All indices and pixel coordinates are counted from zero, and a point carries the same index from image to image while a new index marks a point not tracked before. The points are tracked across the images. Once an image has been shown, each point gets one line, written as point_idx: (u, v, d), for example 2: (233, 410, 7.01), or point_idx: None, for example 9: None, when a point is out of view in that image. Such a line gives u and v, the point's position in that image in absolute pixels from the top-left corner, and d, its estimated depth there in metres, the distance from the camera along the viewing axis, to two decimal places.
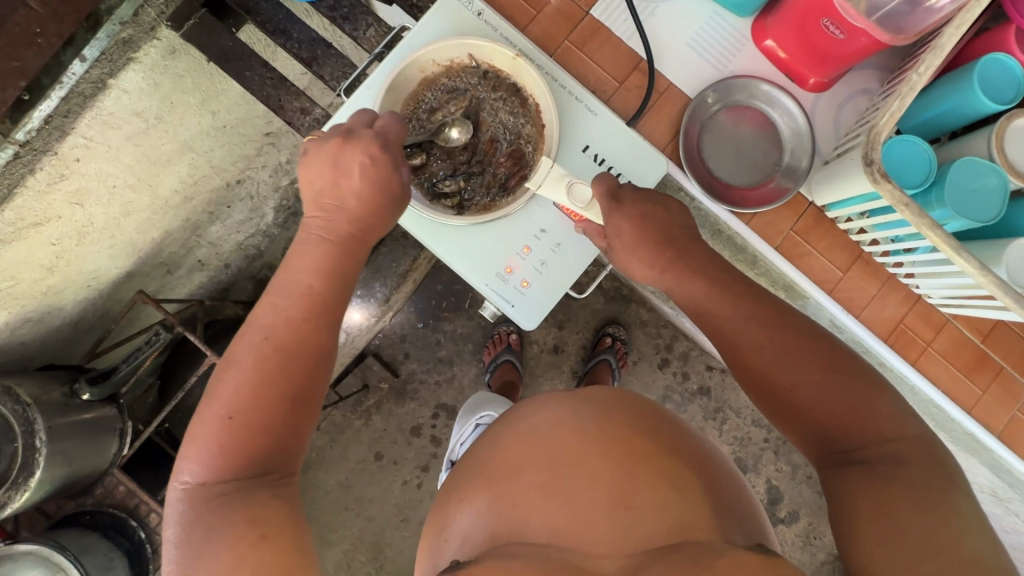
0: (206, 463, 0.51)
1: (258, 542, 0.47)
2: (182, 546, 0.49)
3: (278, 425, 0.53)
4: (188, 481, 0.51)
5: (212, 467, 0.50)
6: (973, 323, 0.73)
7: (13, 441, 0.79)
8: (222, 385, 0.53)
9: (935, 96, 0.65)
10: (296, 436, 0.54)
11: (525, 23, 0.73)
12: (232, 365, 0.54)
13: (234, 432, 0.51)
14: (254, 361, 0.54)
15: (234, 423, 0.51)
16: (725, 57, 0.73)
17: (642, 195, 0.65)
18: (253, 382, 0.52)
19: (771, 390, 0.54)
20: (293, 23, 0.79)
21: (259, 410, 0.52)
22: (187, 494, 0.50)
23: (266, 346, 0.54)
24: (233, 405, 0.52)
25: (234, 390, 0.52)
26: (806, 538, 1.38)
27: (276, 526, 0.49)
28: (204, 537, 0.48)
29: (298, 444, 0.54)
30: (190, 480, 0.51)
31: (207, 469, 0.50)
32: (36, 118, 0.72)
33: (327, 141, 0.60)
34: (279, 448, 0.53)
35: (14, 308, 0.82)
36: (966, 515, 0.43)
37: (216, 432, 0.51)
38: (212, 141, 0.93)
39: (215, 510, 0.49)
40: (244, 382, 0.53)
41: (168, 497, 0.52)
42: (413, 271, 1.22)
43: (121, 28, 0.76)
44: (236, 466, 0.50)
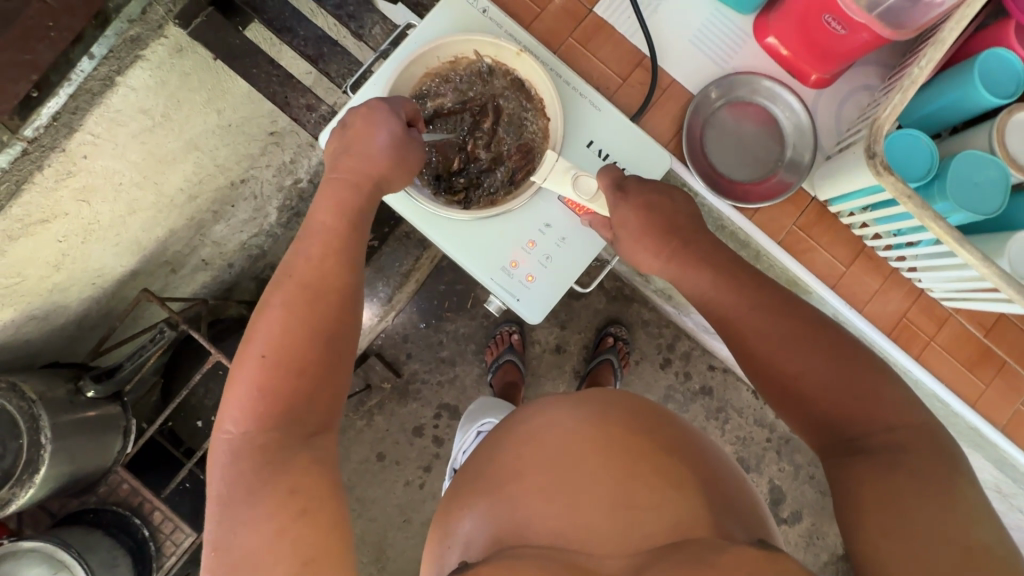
0: (246, 413, 0.50)
1: (299, 515, 0.46)
2: (225, 504, 0.48)
3: (320, 375, 0.53)
4: (231, 430, 0.50)
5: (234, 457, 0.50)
6: (976, 316, 0.73)
7: (18, 438, 0.79)
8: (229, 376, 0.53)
9: (935, 91, 0.66)
10: (336, 383, 0.54)
11: (529, 20, 0.74)
12: (264, 318, 0.53)
13: (276, 376, 0.51)
14: (285, 315, 0.53)
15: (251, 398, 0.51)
16: (727, 53, 0.73)
17: (647, 186, 0.65)
18: (276, 347, 0.52)
19: (774, 378, 0.55)
20: (299, 21, 0.80)
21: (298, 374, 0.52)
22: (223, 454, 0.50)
23: (287, 321, 0.53)
24: (267, 345, 0.52)
25: (264, 356, 0.52)
26: (809, 538, 1.38)
27: (318, 483, 0.48)
28: (258, 480, 0.48)
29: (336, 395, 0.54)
30: (232, 431, 0.51)
31: (250, 420, 0.50)
32: (44, 116, 0.71)
33: None
34: (318, 402, 0.52)
35: (20, 305, 0.82)
36: (970, 501, 0.44)
37: (258, 380, 0.51)
38: (216, 140, 0.93)
39: (250, 477, 0.48)
40: (283, 328, 0.52)
41: (212, 448, 0.51)
42: (415, 271, 1.23)
43: (129, 26, 0.75)
44: (278, 417, 0.50)
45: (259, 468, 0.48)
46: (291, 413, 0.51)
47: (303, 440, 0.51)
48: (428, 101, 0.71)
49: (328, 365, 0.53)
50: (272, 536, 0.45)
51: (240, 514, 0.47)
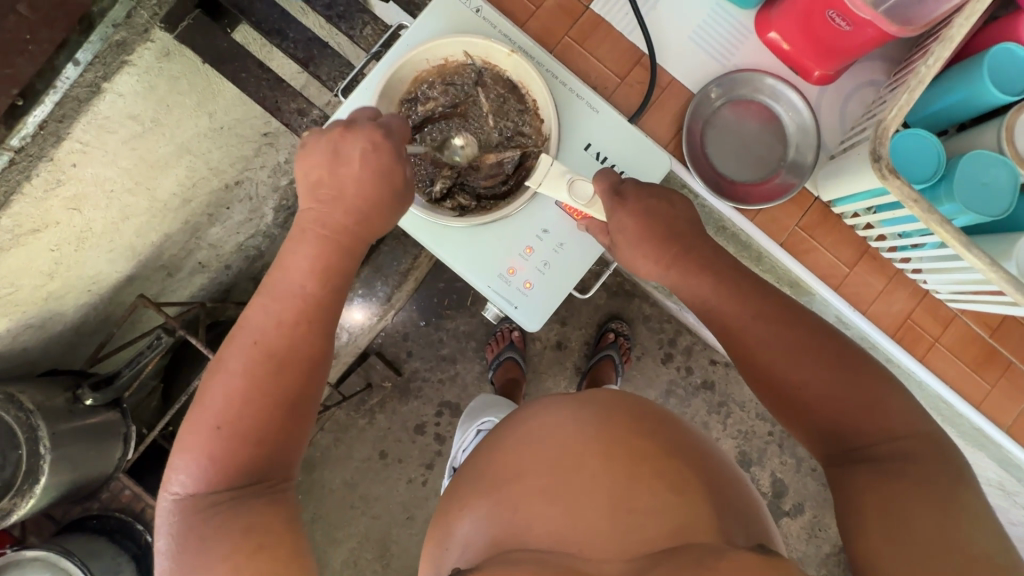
0: (194, 474, 0.51)
1: (253, 553, 0.48)
2: (178, 557, 0.49)
3: (280, 414, 0.53)
4: (178, 492, 0.52)
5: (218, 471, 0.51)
6: (981, 317, 0.72)
7: (18, 448, 0.79)
8: (223, 393, 0.53)
9: (943, 88, 0.64)
10: (294, 439, 0.55)
11: (525, 18, 0.72)
12: (217, 374, 0.54)
13: (227, 437, 0.52)
14: (242, 370, 0.54)
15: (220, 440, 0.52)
16: (728, 50, 0.71)
17: (646, 190, 0.64)
18: (237, 391, 0.53)
19: (776, 386, 0.54)
20: (288, 22, 0.79)
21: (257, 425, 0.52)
22: (177, 504, 0.51)
23: (246, 366, 0.54)
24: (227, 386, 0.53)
25: (219, 427, 0.52)
26: (811, 530, 1.38)
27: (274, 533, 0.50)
28: (213, 535, 0.49)
29: (295, 448, 0.55)
30: (181, 491, 0.52)
31: (201, 480, 0.51)
32: (30, 124, 0.70)
33: (339, 137, 0.59)
34: (276, 455, 0.53)
35: (15, 315, 0.81)
36: (972, 509, 0.43)
37: (209, 442, 0.52)
38: (209, 143, 0.92)
39: (208, 521, 0.49)
40: (237, 385, 0.53)
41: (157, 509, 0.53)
42: (414, 270, 1.22)
43: (114, 30, 0.74)
44: (233, 474, 0.51)
45: (211, 517, 0.50)
46: (245, 468, 0.52)
47: (259, 490, 0.52)
48: (419, 106, 0.69)
49: (285, 417, 0.54)
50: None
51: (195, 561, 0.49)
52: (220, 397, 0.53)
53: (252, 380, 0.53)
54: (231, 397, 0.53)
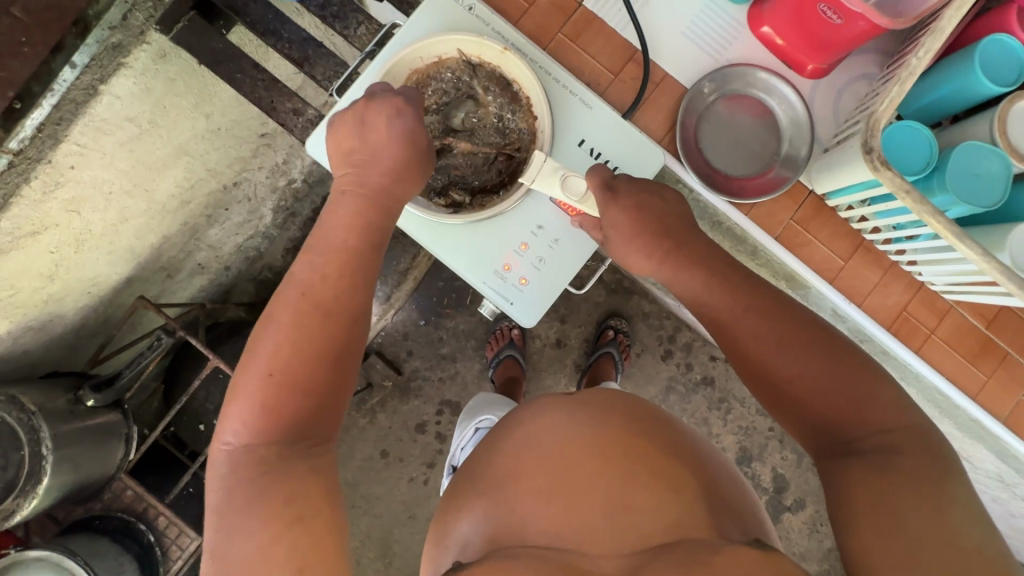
0: (248, 423, 0.51)
1: (293, 522, 0.48)
2: (221, 512, 0.49)
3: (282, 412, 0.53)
4: (231, 442, 0.51)
5: (221, 463, 0.51)
6: (976, 308, 0.72)
7: (19, 449, 0.79)
8: (230, 384, 0.53)
9: (935, 80, 0.64)
10: (335, 406, 0.54)
11: (518, 16, 0.73)
12: (266, 330, 0.54)
13: (275, 389, 0.51)
14: (288, 331, 0.53)
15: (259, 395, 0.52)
16: (721, 45, 0.72)
17: (638, 185, 0.64)
18: (282, 354, 0.52)
19: (767, 380, 0.54)
20: (282, 23, 0.80)
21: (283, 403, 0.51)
22: (231, 454, 0.51)
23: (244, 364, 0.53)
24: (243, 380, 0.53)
25: (270, 374, 0.52)
26: (813, 526, 1.38)
27: (313, 504, 0.49)
28: (253, 499, 0.48)
29: (337, 415, 0.54)
30: (233, 442, 0.51)
31: (251, 433, 0.51)
32: (29, 127, 0.70)
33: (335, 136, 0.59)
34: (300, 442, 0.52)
35: (16, 317, 0.82)
36: (962, 501, 0.43)
37: (262, 394, 0.51)
38: (206, 145, 0.93)
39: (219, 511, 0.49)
40: (283, 343, 0.53)
41: (211, 457, 0.52)
42: (413, 269, 1.22)
43: (110, 33, 0.74)
44: (278, 434, 0.51)
45: (257, 477, 0.49)
46: (287, 432, 0.51)
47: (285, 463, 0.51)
48: None
49: (325, 387, 0.53)
50: (266, 546, 0.47)
51: (234, 525, 0.48)
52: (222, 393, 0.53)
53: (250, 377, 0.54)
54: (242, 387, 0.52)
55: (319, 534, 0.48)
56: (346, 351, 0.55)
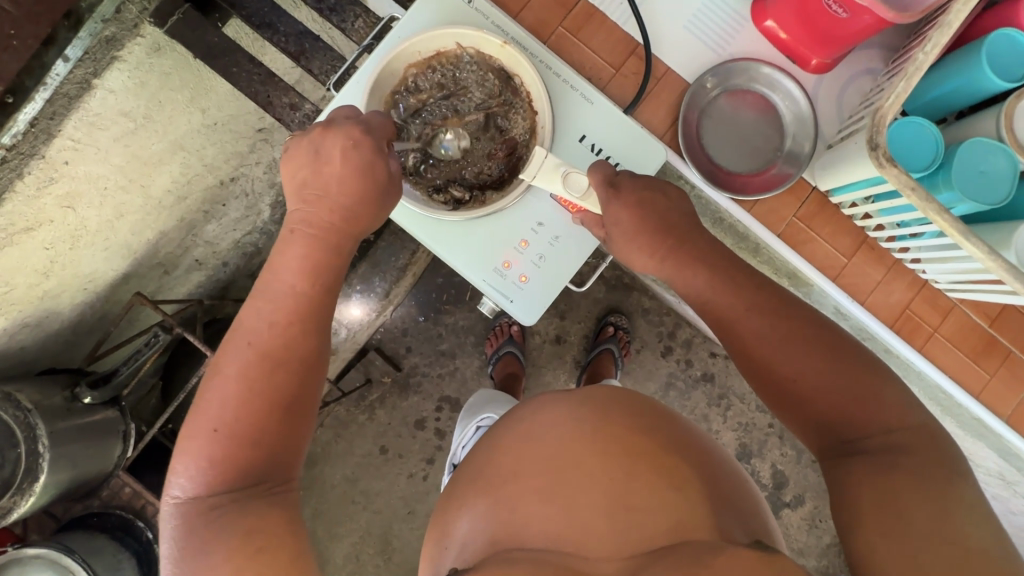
0: (192, 477, 0.51)
1: (255, 554, 0.47)
2: (188, 549, 0.49)
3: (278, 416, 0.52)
4: (178, 495, 0.52)
5: (216, 464, 0.51)
6: (980, 307, 0.71)
7: (16, 447, 0.79)
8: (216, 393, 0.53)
9: (942, 74, 0.63)
10: (291, 444, 0.54)
11: (517, 10, 0.72)
12: (213, 379, 0.54)
13: (219, 440, 0.51)
14: (234, 379, 0.53)
15: (220, 436, 0.51)
16: (724, 39, 0.71)
17: (641, 181, 0.63)
18: (219, 408, 0.52)
19: (772, 378, 0.53)
20: (278, 16, 0.80)
21: (233, 448, 0.51)
22: (179, 507, 0.51)
23: (241, 367, 0.53)
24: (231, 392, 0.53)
25: (216, 429, 0.52)
26: (812, 521, 1.38)
27: (272, 538, 0.49)
28: (205, 543, 0.48)
29: (293, 458, 0.54)
30: (180, 495, 0.52)
31: (197, 483, 0.51)
32: (21, 122, 0.70)
33: (334, 132, 0.59)
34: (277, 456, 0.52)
35: (11, 314, 0.81)
36: (968, 503, 0.43)
37: (207, 447, 0.51)
38: (203, 139, 0.92)
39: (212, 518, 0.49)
40: (236, 384, 0.53)
41: (161, 513, 0.52)
42: (412, 265, 1.21)
43: (103, 26, 0.74)
44: (240, 470, 0.51)
45: (208, 522, 0.49)
46: (243, 474, 0.51)
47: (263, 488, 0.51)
48: (410, 97, 0.69)
49: (276, 428, 0.53)
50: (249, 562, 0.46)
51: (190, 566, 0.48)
52: (219, 395, 0.53)
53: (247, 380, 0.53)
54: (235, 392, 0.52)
55: (283, 566, 0.47)
56: (296, 391, 0.54)
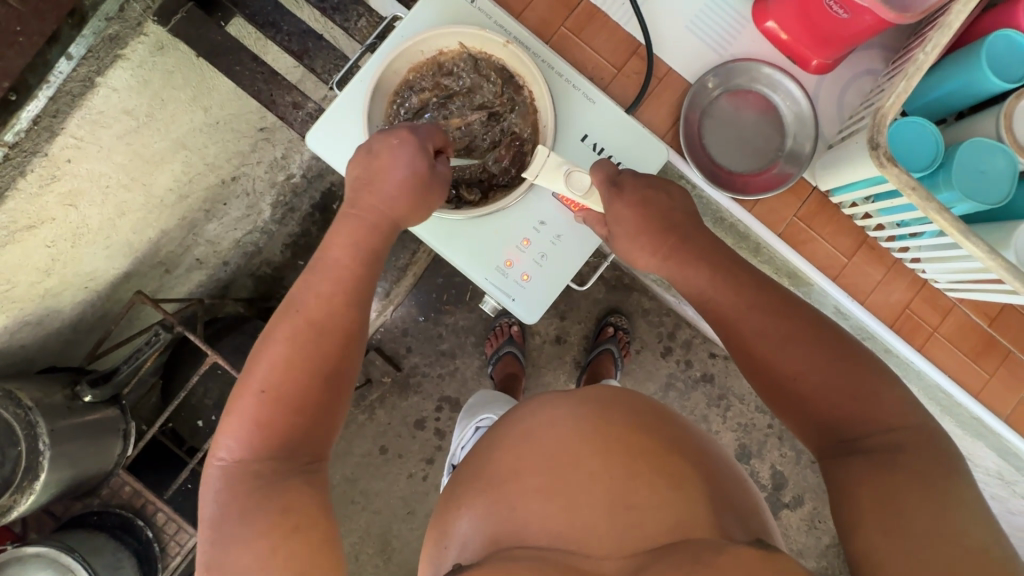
0: (242, 440, 0.51)
1: (291, 533, 0.48)
2: (217, 527, 0.49)
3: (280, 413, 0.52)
4: (225, 458, 0.51)
5: (225, 456, 0.51)
6: (979, 306, 0.72)
7: (16, 445, 0.79)
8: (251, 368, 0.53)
9: (941, 75, 0.63)
10: (330, 419, 0.54)
11: (520, 10, 0.72)
12: (263, 344, 0.54)
13: (267, 407, 0.51)
14: (283, 347, 0.53)
15: (267, 398, 0.51)
16: (725, 40, 0.71)
17: (643, 181, 0.63)
18: (272, 371, 0.52)
19: (773, 377, 0.53)
20: (282, 15, 0.80)
21: (279, 418, 0.51)
22: (226, 470, 0.51)
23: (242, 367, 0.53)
24: (261, 381, 0.52)
25: (262, 392, 0.52)
26: (811, 522, 1.38)
27: (310, 516, 0.49)
28: (251, 513, 0.48)
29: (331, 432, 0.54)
30: (227, 457, 0.51)
31: (244, 448, 0.50)
32: (24, 119, 0.69)
33: None
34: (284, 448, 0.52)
35: (12, 312, 0.81)
36: (967, 500, 0.43)
37: (258, 412, 0.51)
38: (204, 138, 0.92)
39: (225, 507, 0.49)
40: (269, 362, 0.53)
41: (205, 474, 0.52)
42: (413, 266, 1.23)
43: (107, 24, 0.74)
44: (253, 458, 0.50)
45: (255, 491, 0.49)
46: (289, 445, 0.51)
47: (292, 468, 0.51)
48: (413, 97, 0.69)
49: (318, 401, 0.53)
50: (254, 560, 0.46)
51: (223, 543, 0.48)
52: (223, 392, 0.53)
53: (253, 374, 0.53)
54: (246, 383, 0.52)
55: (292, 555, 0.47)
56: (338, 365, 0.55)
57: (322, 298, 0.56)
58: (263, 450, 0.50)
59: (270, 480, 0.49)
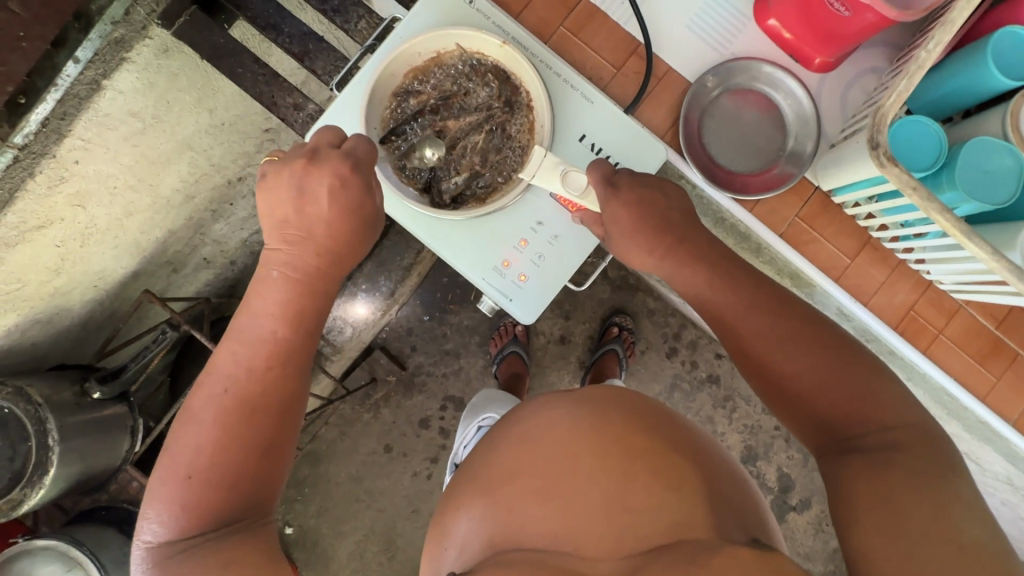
0: (165, 521, 0.52)
1: None
2: None
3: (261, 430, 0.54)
4: (150, 540, 0.52)
5: (173, 522, 0.52)
6: (986, 308, 0.70)
7: (27, 440, 0.80)
8: (178, 445, 0.54)
9: (947, 72, 0.62)
10: (261, 472, 0.55)
11: (519, 10, 0.72)
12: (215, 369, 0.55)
13: (188, 480, 0.53)
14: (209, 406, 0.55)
15: (191, 478, 0.52)
16: (726, 38, 0.70)
17: (639, 180, 0.63)
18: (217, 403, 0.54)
19: (770, 377, 0.53)
20: (283, 17, 0.82)
21: (213, 470, 0.53)
22: (152, 551, 0.52)
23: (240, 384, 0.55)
24: (188, 455, 0.53)
25: (187, 474, 0.53)
26: (818, 526, 1.37)
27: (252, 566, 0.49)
28: (190, 569, 0.49)
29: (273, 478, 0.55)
30: (152, 539, 0.52)
31: (170, 523, 0.52)
32: (32, 122, 0.70)
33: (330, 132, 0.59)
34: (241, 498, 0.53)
35: (23, 310, 0.82)
36: (964, 499, 0.42)
37: (178, 492, 0.52)
38: (210, 139, 0.93)
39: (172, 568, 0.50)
40: (197, 429, 0.54)
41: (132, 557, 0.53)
42: (418, 265, 1.22)
43: (113, 27, 0.74)
44: (197, 520, 0.51)
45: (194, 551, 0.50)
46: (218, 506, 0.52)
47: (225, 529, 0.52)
48: (412, 99, 0.69)
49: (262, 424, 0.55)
50: None
51: None
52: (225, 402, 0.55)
53: (223, 406, 0.55)
54: (198, 449, 0.53)
55: None
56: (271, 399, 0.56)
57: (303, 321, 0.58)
58: (206, 514, 0.52)
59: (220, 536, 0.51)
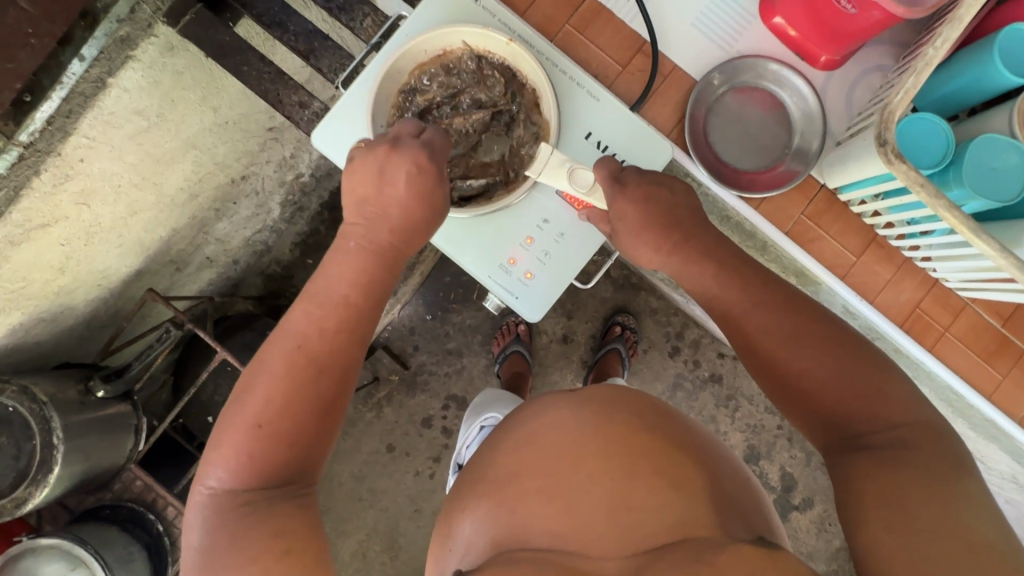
0: (232, 469, 0.52)
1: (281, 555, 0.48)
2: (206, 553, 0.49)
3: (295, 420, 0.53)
4: (213, 486, 0.52)
5: (236, 474, 0.52)
6: (992, 306, 0.70)
7: (31, 439, 0.80)
8: (246, 395, 0.54)
9: (955, 69, 0.62)
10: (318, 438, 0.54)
11: (524, 8, 0.72)
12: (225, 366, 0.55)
13: (252, 435, 0.52)
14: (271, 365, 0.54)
15: (256, 431, 0.52)
16: (731, 36, 0.70)
17: (647, 178, 0.63)
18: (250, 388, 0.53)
19: (778, 375, 0.53)
20: (288, 15, 0.82)
21: (279, 430, 0.52)
22: (213, 498, 0.52)
23: (277, 370, 0.54)
24: (254, 408, 0.53)
25: (254, 425, 0.52)
26: (821, 525, 1.36)
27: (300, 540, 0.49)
28: (240, 533, 0.49)
29: (321, 449, 0.55)
30: (216, 486, 0.52)
31: (230, 475, 0.52)
32: (38, 120, 0.71)
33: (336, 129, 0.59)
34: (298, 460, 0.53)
35: (28, 309, 0.82)
36: (972, 497, 0.42)
37: (245, 442, 0.52)
38: (214, 138, 0.93)
39: (229, 522, 0.50)
40: (262, 382, 0.54)
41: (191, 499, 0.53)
42: (421, 263, 1.22)
43: (118, 26, 0.75)
44: (259, 476, 0.51)
45: (240, 518, 0.50)
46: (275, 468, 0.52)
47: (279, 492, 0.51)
48: (417, 98, 0.69)
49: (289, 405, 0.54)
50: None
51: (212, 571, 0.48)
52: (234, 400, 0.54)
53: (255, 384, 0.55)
54: (263, 401, 0.53)
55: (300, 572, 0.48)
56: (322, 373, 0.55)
57: (322, 308, 0.57)
58: (266, 475, 0.52)
59: (272, 501, 0.51)
